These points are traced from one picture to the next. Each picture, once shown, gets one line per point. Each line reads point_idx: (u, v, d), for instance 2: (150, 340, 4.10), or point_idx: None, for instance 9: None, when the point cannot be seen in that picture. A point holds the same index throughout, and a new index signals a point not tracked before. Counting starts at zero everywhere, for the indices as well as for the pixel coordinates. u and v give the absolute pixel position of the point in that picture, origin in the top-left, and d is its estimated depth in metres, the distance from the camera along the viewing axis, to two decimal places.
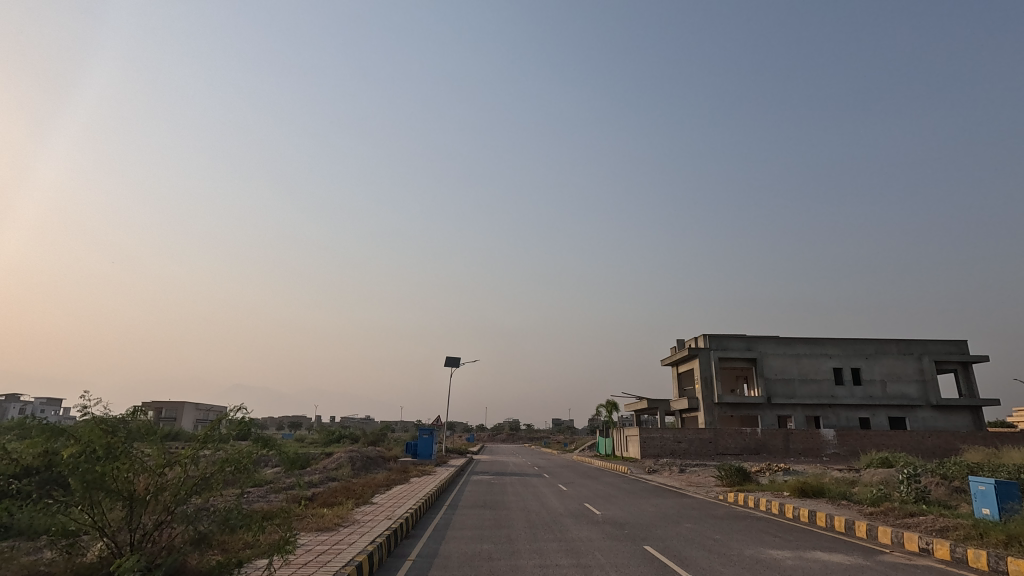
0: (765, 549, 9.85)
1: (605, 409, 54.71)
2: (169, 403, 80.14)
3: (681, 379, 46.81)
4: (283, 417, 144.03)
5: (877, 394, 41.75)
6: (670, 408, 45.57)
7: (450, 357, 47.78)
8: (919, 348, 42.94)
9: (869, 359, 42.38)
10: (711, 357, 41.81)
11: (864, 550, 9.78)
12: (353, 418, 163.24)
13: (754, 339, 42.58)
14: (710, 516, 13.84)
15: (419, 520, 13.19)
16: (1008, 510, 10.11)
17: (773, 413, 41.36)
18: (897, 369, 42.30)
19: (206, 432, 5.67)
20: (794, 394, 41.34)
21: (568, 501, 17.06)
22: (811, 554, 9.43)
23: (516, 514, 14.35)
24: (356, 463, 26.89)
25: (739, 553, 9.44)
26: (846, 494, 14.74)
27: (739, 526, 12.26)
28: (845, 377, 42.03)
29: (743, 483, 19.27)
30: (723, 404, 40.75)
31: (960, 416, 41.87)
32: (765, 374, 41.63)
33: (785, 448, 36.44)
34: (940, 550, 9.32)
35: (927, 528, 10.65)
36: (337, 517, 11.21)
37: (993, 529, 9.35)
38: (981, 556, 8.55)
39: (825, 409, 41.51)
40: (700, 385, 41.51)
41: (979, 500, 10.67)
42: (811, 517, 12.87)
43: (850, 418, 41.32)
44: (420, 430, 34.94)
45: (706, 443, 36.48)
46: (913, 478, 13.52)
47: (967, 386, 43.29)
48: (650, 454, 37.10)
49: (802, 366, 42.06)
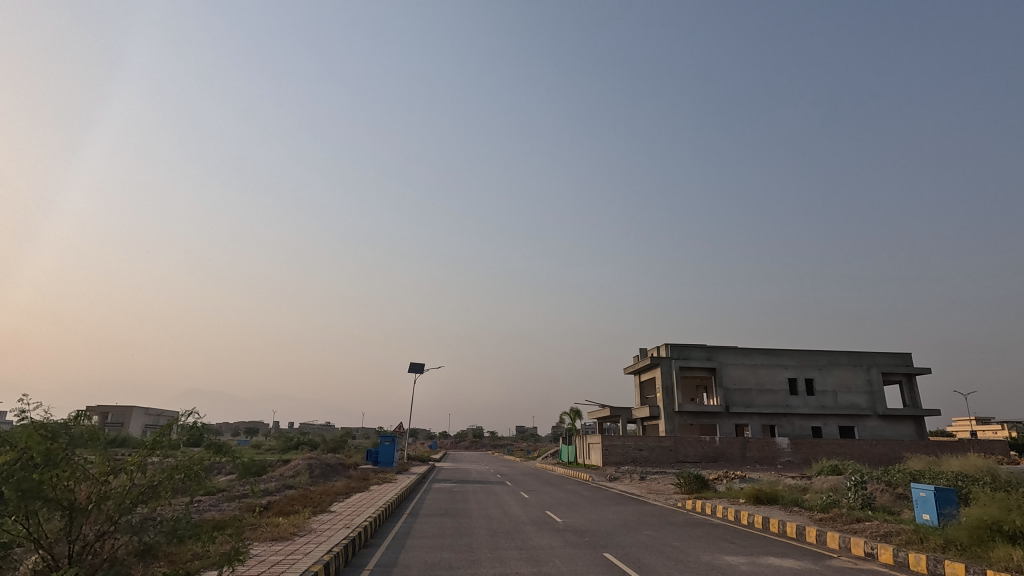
0: (720, 555, 10.06)
1: (568, 416, 54.95)
2: (115, 407, 76.71)
3: (644, 387, 47.50)
4: (240, 424, 139.25)
5: (829, 405, 43.32)
6: (632, 416, 46.15)
7: (414, 363, 47.12)
8: (869, 360, 44.81)
9: (822, 370, 43.99)
10: (673, 367, 42.50)
11: (813, 555, 10.13)
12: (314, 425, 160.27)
13: (715, 349, 43.55)
14: (669, 523, 14.05)
15: (379, 530, 12.93)
16: (946, 515, 10.63)
17: (732, 421, 42.38)
18: (848, 380, 44.02)
19: (155, 439, 5.44)
20: (751, 403, 42.50)
21: (529, 508, 17.06)
22: (764, 559, 9.69)
23: (478, 522, 14.23)
24: (315, 471, 26.15)
25: (695, 559, 9.63)
26: (798, 501, 15.24)
27: (696, 533, 12.48)
28: (800, 387, 43.49)
29: (700, 491, 19.61)
30: (683, 412, 41.54)
31: (905, 425, 43.83)
32: (724, 384, 42.72)
33: (742, 456, 37.40)
34: (883, 554, 9.72)
35: (873, 533, 11.08)
36: (293, 526, 10.91)
37: (932, 534, 9.82)
38: (920, 560, 8.95)
39: (781, 418, 42.80)
40: (661, 394, 42.17)
41: (920, 506, 11.16)
42: (764, 524, 13.23)
43: (803, 426, 42.79)
44: (381, 437, 34.36)
45: (666, 451, 37.10)
46: (860, 485, 14.04)
47: (911, 396, 45.41)
48: (612, 462, 37.44)
49: (760, 376, 43.30)
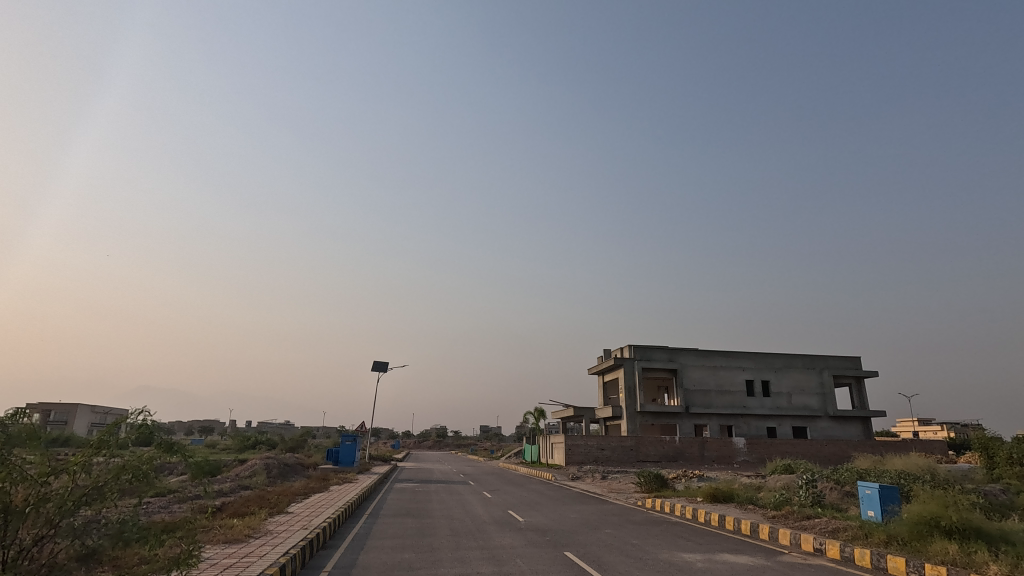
0: (678, 553, 10.28)
1: (532, 416, 55.14)
2: (59, 406, 73.04)
3: (607, 388, 48.10)
4: (194, 423, 134.51)
5: (784, 406, 44.81)
6: (595, 416, 46.69)
7: (377, 362, 46.43)
8: (821, 363, 46.54)
9: (777, 372, 45.45)
10: (635, 367, 43.19)
11: (766, 552, 10.46)
12: (271, 424, 156.40)
13: (677, 351, 44.45)
14: (629, 521, 14.27)
15: (338, 531, 12.68)
16: (889, 512, 11.14)
17: (691, 421, 43.38)
18: (801, 382, 45.62)
19: (100, 438, 5.18)
20: (710, 404, 43.58)
21: (491, 508, 17.03)
22: (720, 556, 9.92)
23: (440, 522, 14.11)
24: (272, 471, 25.47)
25: (653, 557, 9.80)
26: (753, 499, 15.71)
27: (655, 531, 12.68)
28: (756, 389, 44.85)
29: (660, 490, 19.98)
30: (645, 412, 42.27)
31: (853, 426, 45.75)
32: (685, 385, 43.68)
33: (700, 456, 38.31)
34: (831, 550, 10.12)
35: (821, 530, 11.52)
36: (247, 528, 10.58)
37: (876, 530, 10.28)
38: (865, 555, 9.35)
39: (738, 419, 44.05)
40: (624, 394, 42.81)
41: (865, 503, 11.64)
42: (720, 522, 13.55)
43: (759, 427, 44.16)
44: (342, 436, 33.74)
45: (627, 450, 37.69)
46: (811, 483, 14.58)
47: (860, 398, 47.41)
48: (575, 461, 37.77)
49: (719, 378, 44.44)
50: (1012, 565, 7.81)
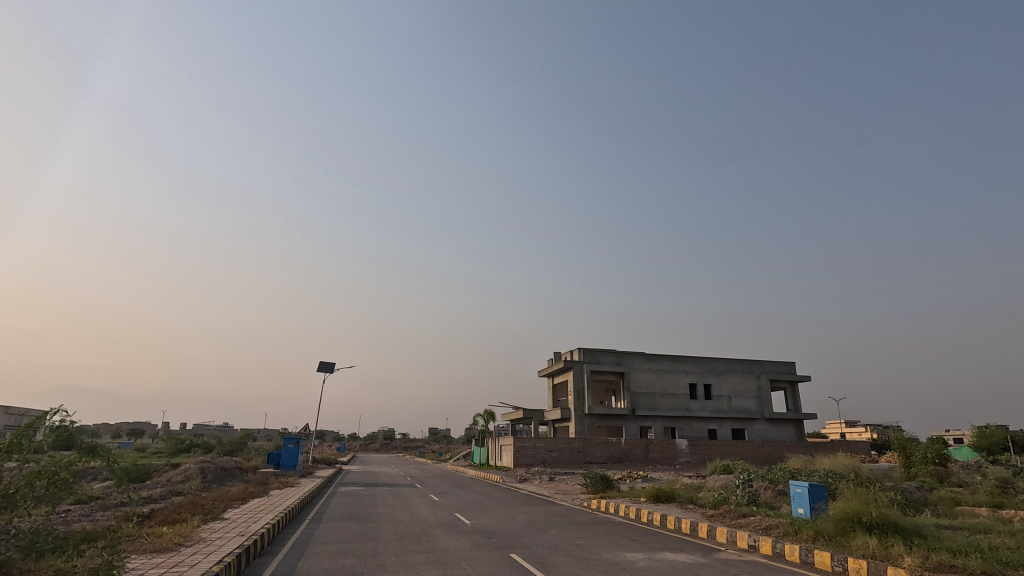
0: (620, 552, 10.50)
1: (482, 418, 55.08)
2: None
3: (557, 390, 48.65)
4: (124, 425, 127.26)
5: (724, 408, 46.58)
6: (544, 418, 47.11)
7: (324, 362, 45.20)
8: (759, 368, 48.71)
9: (719, 376, 47.22)
10: (584, 370, 43.88)
11: (704, 549, 10.82)
12: (207, 427, 149.52)
13: (624, 354, 45.45)
14: (574, 522, 14.46)
15: (277, 537, 12.23)
16: (817, 509, 11.77)
17: (637, 424, 44.46)
18: (741, 386, 47.57)
19: (12, 441, 4.81)
20: (655, 406, 44.76)
21: (438, 511, 16.87)
22: (660, 555, 10.22)
23: (384, 527, 13.84)
24: (208, 476, 24.32)
25: (597, 557, 9.96)
26: (693, 499, 16.23)
27: (599, 531, 12.91)
28: (699, 392, 46.45)
29: (605, 490, 20.36)
30: (592, 414, 43.00)
31: (787, 428, 48.07)
32: (631, 388, 44.70)
33: (645, 457, 39.31)
34: (763, 546, 10.61)
35: (755, 527, 12.03)
36: (178, 536, 10.04)
37: (805, 526, 10.86)
38: (795, 550, 9.84)
39: (681, 421, 45.46)
40: (572, 397, 43.39)
41: (796, 501, 12.26)
42: (662, 521, 13.93)
43: (700, 429, 45.72)
44: (284, 439, 32.64)
45: (575, 452, 38.21)
46: (747, 483, 15.23)
47: (793, 401, 49.91)
48: (523, 463, 37.98)
49: (663, 381, 45.74)
50: (924, 557, 8.42)
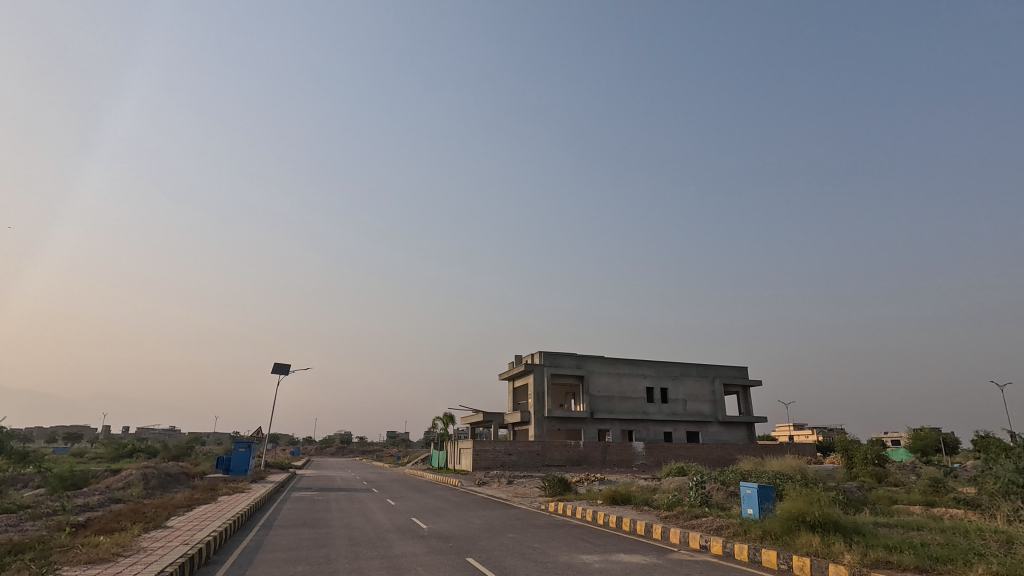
0: (577, 554, 10.60)
1: (441, 421, 54.64)
2: None
3: (517, 394, 48.78)
4: (58, 429, 120.05)
5: (679, 412, 47.71)
6: (504, 421, 47.15)
7: (279, 364, 43.88)
8: (714, 372, 50.12)
9: (675, 380, 48.35)
10: (545, 374, 44.12)
11: (657, 550, 11.04)
12: (150, 431, 142.41)
13: (584, 358, 45.97)
14: (531, 525, 14.51)
15: (224, 545, 11.74)
16: (765, 509, 12.18)
17: (595, 427, 45.02)
18: (696, 390, 48.82)
19: None
20: (613, 409, 45.44)
21: (395, 515, 16.62)
22: (615, 556, 10.36)
23: (338, 532, 13.55)
24: (151, 482, 23.20)
25: (553, 559, 10.03)
26: (648, 501, 16.54)
27: (556, 534, 12.99)
28: (656, 396, 47.43)
29: (563, 493, 20.52)
30: (552, 417, 43.30)
31: (739, 431, 49.57)
32: (591, 391, 45.24)
33: (603, 459, 39.83)
34: (714, 546, 10.91)
35: (707, 528, 12.35)
36: (116, 546, 9.54)
37: (754, 526, 11.23)
38: (743, 550, 10.15)
39: (638, 424, 46.29)
40: (532, 400, 43.56)
41: (745, 502, 12.64)
42: (618, 523, 14.15)
43: (657, 431, 46.66)
44: (235, 443, 31.49)
45: (534, 455, 38.37)
46: (700, 484, 15.61)
47: (745, 405, 51.55)
48: (482, 466, 37.84)
49: (622, 385, 46.49)
50: (862, 554, 8.82)
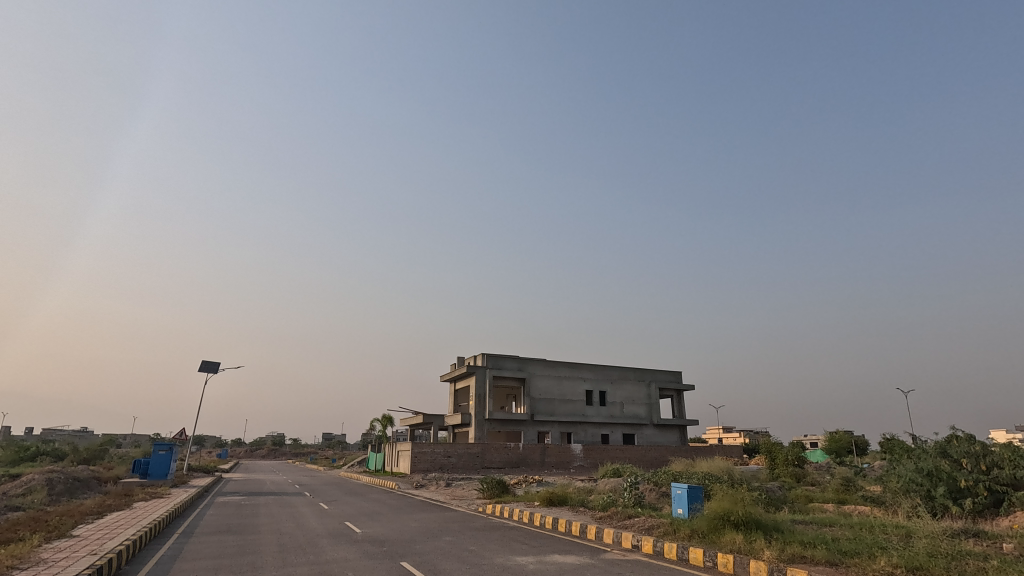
0: (511, 556, 10.62)
1: (379, 422, 53.48)
2: None
3: (458, 395, 48.48)
4: None
5: (617, 414, 48.92)
6: (444, 423, 46.71)
7: (207, 362, 41.61)
8: (650, 376, 51.68)
9: (613, 383, 49.53)
10: (486, 376, 44.08)
11: (591, 550, 11.26)
12: (57, 433, 131.09)
13: (527, 360, 46.25)
14: (468, 528, 14.45)
15: (136, 555, 10.95)
16: (693, 509, 12.66)
17: (535, 429, 45.41)
18: (633, 393, 50.21)
19: None
20: (553, 412, 46.00)
21: (327, 520, 16.12)
22: (550, 557, 10.46)
23: (266, 538, 12.98)
24: (55, 488, 21.33)
25: (489, 562, 10.01)
26: (583, 502, 16.84)
27: (493, 536, 12.98)
28: (595, 399, 48.40)
29: (501, 495, 20.56)
30: (492, 419, 43.31)
31: (672, 433, 51.34)
32: (532, 394, 45.61)
33: (541, 461, 40.21)
34: (645, 545, 11.24)
35: (639, 527, 12.70)
36: (10, 558, 8.72)
37: (683, 525, 11.63)
38: (673, 548, 10.52)
39: (577, 426, 47.07)
40: (473, 402, 43.41)
41: (676, 502, 13.10)
42: (553, 523, 14.34)
43: (594, 434, 47.61)
44: (154, 445, 29.52)
45: (473, 457, 38.24)
46: (634, 486, 16.05)
47: (679, 408, 53.47)
48: (419, 469, 37.32)
49: (562, 388, 47.16)
50: (780, 550, 9.33)
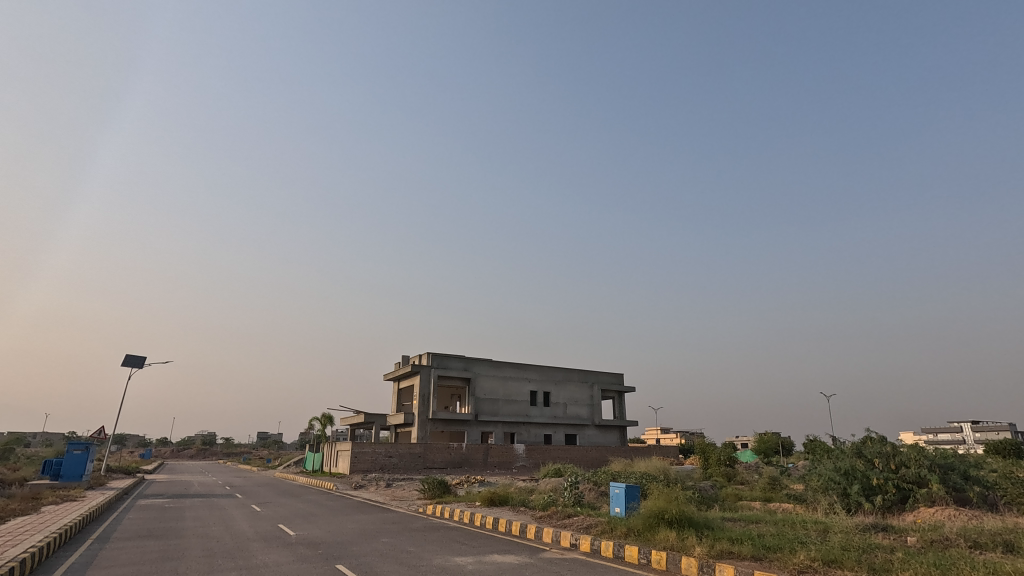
0: (450, 557, 10.54)
1: (318, 422, 51.86)
2: None
3: (402, 394, 47.78)
4: None
5: (560, 415, 49.58)
6: (387, 423, 45.90)
7: (131, 357, 39.09)
8: (593, 378, 52.68)
9: (557, 384, 50.19)
10: (431, 375, 43.68)
11: (530, 550, 11.36)
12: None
13: (472, 360, 46.15)
14: (407, 529, 14.27)
15: (44, 563, 10.14)
16: (630, 508, 12.99)
17: (478, 429, 45.35)
18: (576, 394, 51.03)
19: None
20: (497, 412, 46.11)
21: (259, 522, 15.50)
22: (489, 557, 10.48)
23: (191, 543, 12.32)
24: None
25: (427, 563, 9.92)
26: (524, 501, 16.96)
27: (433, 537, 12.89)
28: (539, 400, 48.88)
29: (442, 495, 20.41)
30: (436, 419, 42.95)
31: (613, 434, 52.52)
32: (476, 394, 45.57)
33: (484, 462, 40.18)
34: (583, 543, 11.45)
35: (578, 526, 12.93)
36: None
37: (619, 523, 11.92)
38: (609, 546, 10.77)
39: (521, 426, 47.38)
40: (417, 402, 42.89)
41: (614, 501, 13.41)
42: (494, 523, 14.37)
43: (537, 434, 48.07)
44: (68, 444, 27.43)
45: (415, 457, 37.78)
46: (574, 485, 16.33)
47: (620, 409, 54.76)
48: (359, 469, 36.49)
49: (507, 388, 47.36)
50: (710, 546, 9.74)
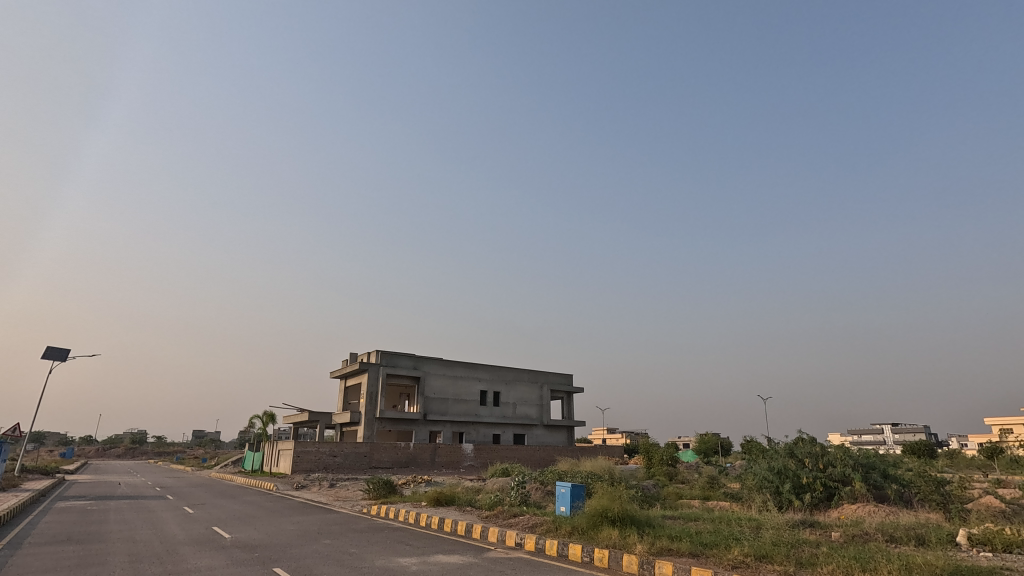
0: (393, 558, 10.38)
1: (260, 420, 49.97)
2: None
3: (348, 393, 46.73)
4: None
5: (509, 415, 49.74)
6: (332, 421, 44.75)
7: (54, 349, 36.52)
8: (543, 378, 53.14)
9: (507, 384, 50.33)
10: (380, 373, 42.93)
11: (476, 550, 11.34)
12: None
13: (422, 359, 45.67)
14: (350, 529, 13.97)
15: None
16: (575, 506, 13.18)
17: (426, 428, 44.91)
18: (525, 394, 51.33)
19: None
20: (446, 411, 45.80)
21: (191, 525, 14.78)
22: (433, 558, 10.38)
23: (116, 548, 11.61)
24: None
25: (369, 564, 9.74)
26: (470, 501, 16.91)
27: (376, 537, 12.67)
28: (488, 399, 48.89)
29: (387, 496, 20.08)
30: (383, 418, 42.25)
31: (560, 434, 53.12)
32: (425, 393, 45.13)
33: (431, 461, 39.80)
34: (527, 542, 11.53)
35: (523, 525, 13.00)
36: None
37: (564, 522, 12.08)
38: (553, 545, 10.89)
39: (469, 426, 47.25)
40: (364, 400, 42.06)
41: (559, 500, 13.57)
42: (439, 523, 14.27)
43: (486, 434, 48.06)
44: None
45: (361, 457, 37.04)
46: (520, 485, 16.42)
47: (568, 410, 55.48)
48: (301, 469, 35.41)
49: (457, 387, 47.13)
50: (651, 543, 10.00)
